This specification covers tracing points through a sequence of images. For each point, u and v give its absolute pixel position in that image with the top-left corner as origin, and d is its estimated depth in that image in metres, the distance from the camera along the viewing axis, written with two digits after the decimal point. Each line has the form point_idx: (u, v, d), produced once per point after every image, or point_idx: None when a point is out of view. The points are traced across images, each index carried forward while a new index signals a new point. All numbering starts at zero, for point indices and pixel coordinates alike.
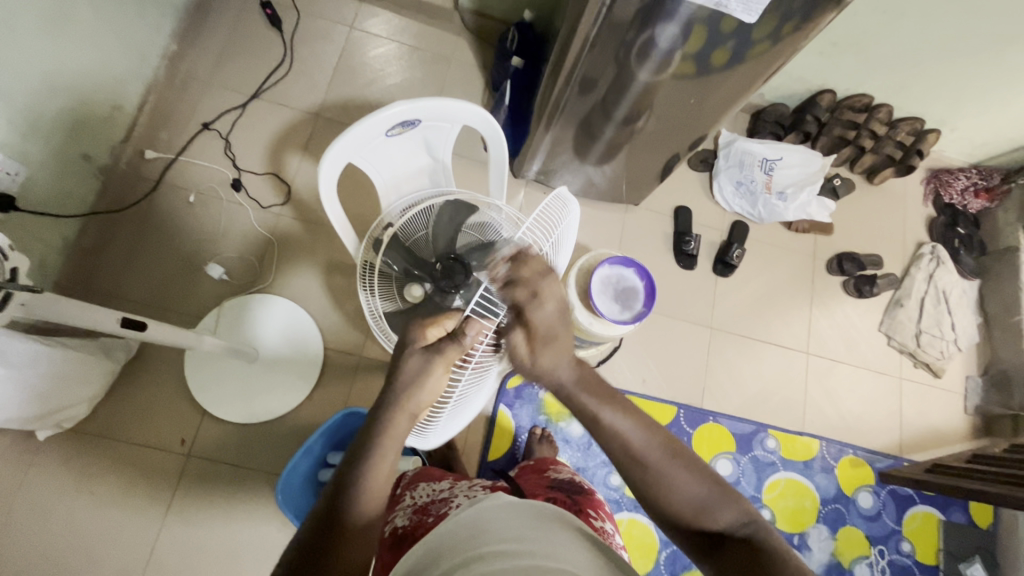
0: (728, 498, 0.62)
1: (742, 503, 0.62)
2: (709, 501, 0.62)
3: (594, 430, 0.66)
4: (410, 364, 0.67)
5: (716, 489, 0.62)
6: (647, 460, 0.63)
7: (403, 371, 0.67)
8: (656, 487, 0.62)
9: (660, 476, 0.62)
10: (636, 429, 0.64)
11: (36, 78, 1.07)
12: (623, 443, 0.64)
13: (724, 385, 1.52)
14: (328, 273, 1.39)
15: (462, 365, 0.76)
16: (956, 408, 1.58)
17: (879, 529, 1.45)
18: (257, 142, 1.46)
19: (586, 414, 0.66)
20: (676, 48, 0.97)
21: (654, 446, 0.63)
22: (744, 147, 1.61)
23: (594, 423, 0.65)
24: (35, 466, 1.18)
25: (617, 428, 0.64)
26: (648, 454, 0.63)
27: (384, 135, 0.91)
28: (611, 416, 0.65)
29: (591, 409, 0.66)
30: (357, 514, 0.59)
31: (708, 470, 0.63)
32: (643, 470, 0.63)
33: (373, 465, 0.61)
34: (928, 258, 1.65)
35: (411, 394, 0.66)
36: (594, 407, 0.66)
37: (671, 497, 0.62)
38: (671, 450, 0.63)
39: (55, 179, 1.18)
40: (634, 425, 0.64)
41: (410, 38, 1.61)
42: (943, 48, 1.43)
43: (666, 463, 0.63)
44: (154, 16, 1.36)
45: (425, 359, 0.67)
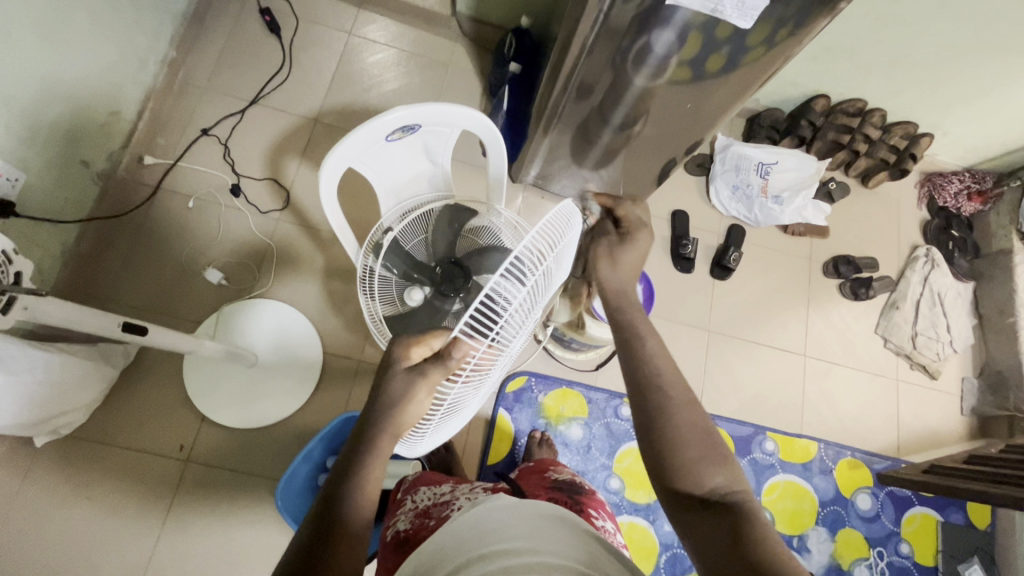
0: (720, 463, 0.63)
1: (735, 472, 0.63)
2: (702, 458, 0.63)
3: (626, 349, 0.72)
4: (395, 381, 0.67)
5: (711, 449, 0.64)
6: (667, 394, 0.66)
7: (388, 388, 0.67)
8: (661, 417, 0.65)
9: (669, 407, 0.66)
10: (665, 364, 0.70)
11: (36, 85, 1.08)
12: (649, 367, 0.69)
13: (723, 388, 1.52)
14: (327, 278, 1.40)
15: (451, 379, 0.69)
16: (953, 410, 1.59)
17: (878, 530, 1.45)
18: (256, 147, 1.47)
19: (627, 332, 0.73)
20: (672, 54, 0.98)
21: (675, 384, 0.68)
22: (740, 151, 1.63)
23: (630, 341, 0.72)
24: (32, 473, 1.17)
25: (649, 356, 0.70)
26: (669, 388, 0.67)
27: (385, 140, 0.92)
28: (650, 342, 0.71)
29: (631, 335, 0.73)
30: (351, 523, 0.61)
31: (712, 431, 0.65)
32: (655, 397, 0.66)
33: (362, 481, 0.65)
34: (922, 260, 1.67)
35: (396, 408, 0.66)
36: (635, 333, 0.73)
37: (674, 434, 0.64)
38: (687, 397, 0.67)
39: (55, 184, 1.18)
40: (664, 360, 0.70)
41: (408, 44, 1.63)
42: (934, 54, 1.45)
43: (679, 402, 0.66)
44: (154, 23, 1.37)
45: (409, 380, 0.66)
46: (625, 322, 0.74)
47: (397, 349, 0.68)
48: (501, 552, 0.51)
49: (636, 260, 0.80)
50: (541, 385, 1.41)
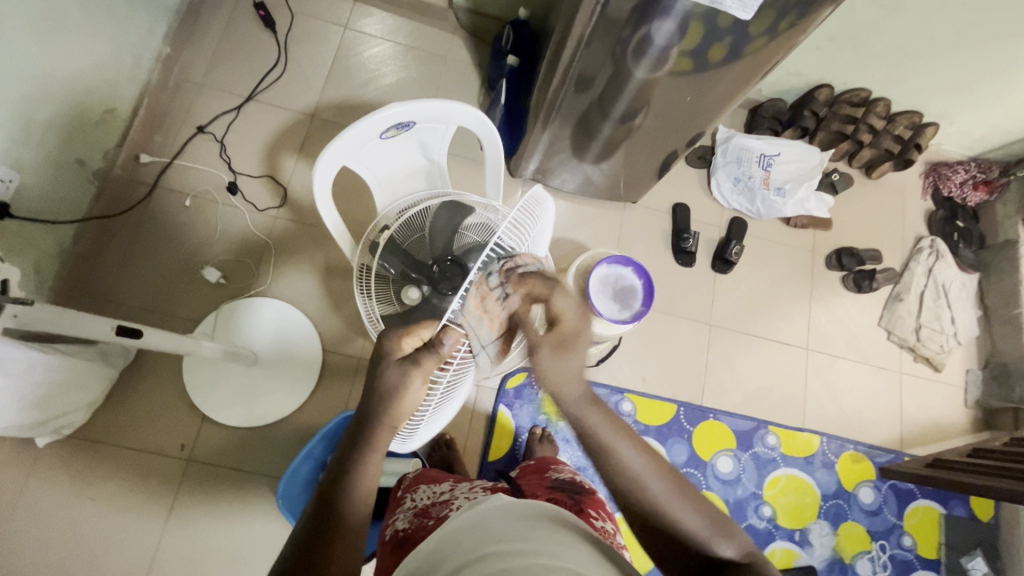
0: (727, 531, 0.63)
1: (740, 537, 0.63)
2: (714, 534, 0.63)
3: (602, 460, 0.66)
4: (388, 374, 0.67)
5: (714, 521, 0.64)
6: (657, 496, 0.64)
7: (381, 380, 0.67)
8: (666, 514, 0.63)
9: (671, 508, 0.63)
10: (647, 465, 0.65)
11: (29, 84, 1.07)
12: (633, 475, 0.64)
13: (724, 382, 1.52)
14: (325, 275, 1.39)
15: (440, 371, 0.71)
16: (957, 402, 1.58)
17: (880, 524, 1.45)
18: (253, 144, 1.46)
19: (600, 442, 0.66)
20: (673, 45, 0.96)
21: (660, 478, 0.65)
22: (742, 143, 1.61)
23: (604, 452, 0.66)
24: (35, 473, 1.18)
25: (626, 460, 0.65)
26: (654, 486, 0.64)
27: (379, 137, 0.90)
28: (623, 446, 0.66)
29: (605, 439, 0.66)
30: (350, 518, 0.62)
31: (706, 506, 0.65)
32: (651, 502, 0.64)
33: (359, 474, 0.64)
34: (927, 252, 1.65)
35: (389, 403, 0.66)
36: (605, 436, 0.66)
37: (681, 529, 0.63)
38: (678, 487, 0.65)
39: (50, 185, 1.17)
40: (643, 460, 0.66)
41: (404, 37, 1.60)
42: (941, 41, 1.42)
43: (671, 497, 0.64)
44: (147, 19, 1.35)
45: (402, 372, 0.66)
46: (590, 431, 0.67)
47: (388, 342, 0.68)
48: (497, 553, 0.50)
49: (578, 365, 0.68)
50: None
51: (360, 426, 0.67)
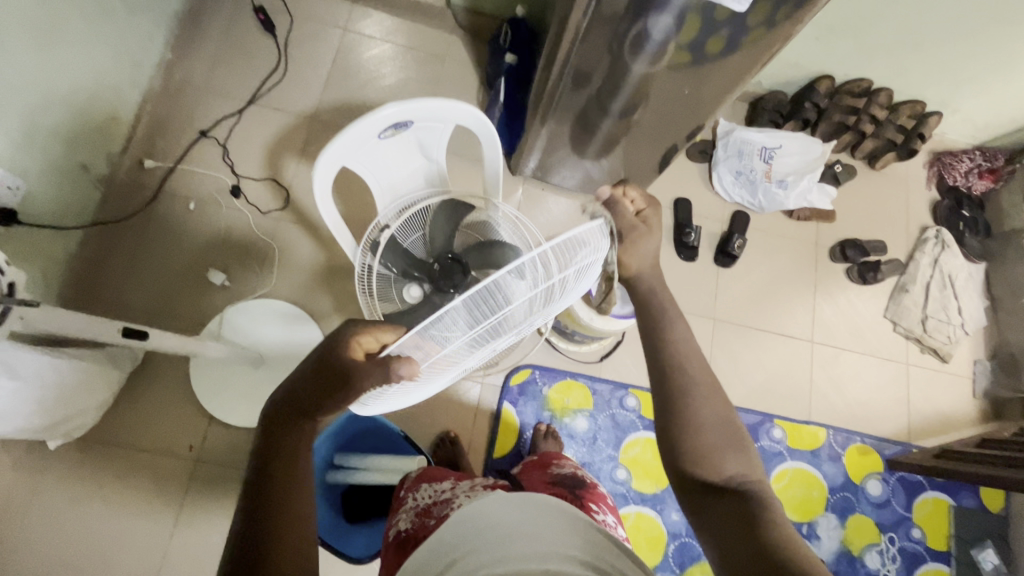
0: (738, 453, 0.67)
1: (751, 463, 0.67)
2: (722, 445, 0.67)
3: (654, 335, 0.73)
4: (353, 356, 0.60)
5: (729, 438, 0.67)
6: (690, 381, 0.69)
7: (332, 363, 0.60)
8: (686, 401, 0.68)
9: (694, 398, 0.68)
10: (694, 359, 0.71)
11: (32, 91, 1.08)
12: (672, 354, 0.71)
13: (729, 376, 1.51)
14: (329, 276, 1.40)
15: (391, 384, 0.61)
16: (965, 393, 1.57)
17: (889, 516, 1.44)
18: (255, 147, 1.47)
19: (658, 322, 0.74)
20: (670, 38, 0.96)
21: (700, 372, 0.70)
22: (743, 136, 1.60)
23: (660, 331, 0.73)
24: (46, 475, 1.19)
25: (674, 340, 0.73)
26: (691, 372, 0.70)
27: (378, 137, 0.91)
28: (680, 333, 0.73)
29: (666, 324, 0.74)
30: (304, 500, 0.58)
31: (732, 420, 0.69)
32: (682, 385, 0.69)
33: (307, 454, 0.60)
34: (932, 242, 1.64)
35: (343, 382, 0.60)
36: (666, 318, 0.74)
37: (698, 419, 0.67)
38: (710, 386, 0.70)
39: (55, 190, 1.19)
40: (694, 353, 0.72)
41: (403, 37, 1.61)
42: (943, 28, 1.41)
43: (703, 391, 0.69)
44: (147, 25, 1.37)
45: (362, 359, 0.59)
46: (658, 308, 0.75)
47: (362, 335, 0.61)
48: (471, 553, 0.51)
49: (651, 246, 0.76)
50: (545, 378, 1.41)
51: (305, 409, 0.61)
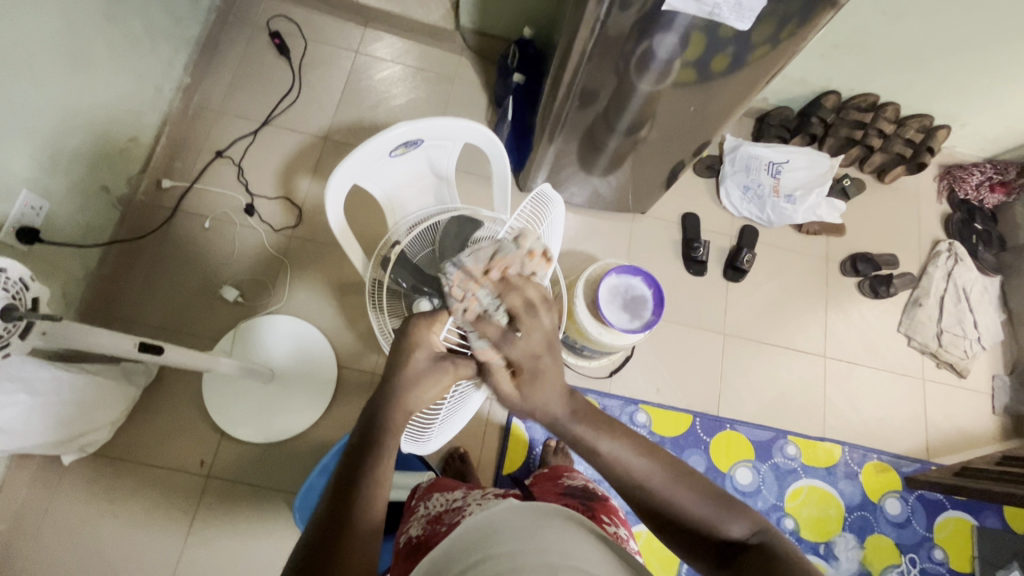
0: (735, 511, 0.61)
1: (752, 514, 0.61)
2: (717, 518, 0.61)
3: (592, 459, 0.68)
4: (411, 367, 0.72)
5: (720, 503, 0.62)
6: (651, 485, 0.64)
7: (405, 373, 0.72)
8: (665, 505, 0.63)
9: (671, 497, 0.63)
10: (637, 458, 0.66)
11: (57, 115, 1.12)
12: (623, 470, 0.65)
13: (742, 392, 1.50)
14: (340, 292, 1.42)
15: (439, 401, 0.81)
16: (984, 410, 1.54)
17: (909, 536, 1.40)
18: (270, 167, 1.50)
19: (584, 443, 0.68)
20: (676, 57, 0.99)
21: (654, 464, 0.65)
22: (750, 151, 1.60)
23: (592, 453, 0.68)
24: (60, 490, 1.20)
25: (614, 455, 0.66)
26: (647, 481, 0.64)
27: (388, 155, 0.93)
28: (610, 445, 0.67)
29: (589, 440, 0.68)
30: (369, 518, 0.59)
31: (708, 485, 0.64)
32: (647, 494, 0.64)
33: (376, 481, 0.62)
34: (945, 255, 1.62)
35: (405, 396, 0.71)
36: (591, 436, 0.68)
37: (681, 513, 0.62)
38: (677, 472, 0.64)
39: (78, 211, 1.23)
40: (632, 454, 0.66)
41: (413, 59, 1.65)
42: (947, 42, 1.42)
43: (668, 483, 0.64)
44: (168, 50, 1.42)
45: (433, 366, 0.73)
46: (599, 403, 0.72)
47: (421, 332, 0.74)
48: (490, 556, 0.51)
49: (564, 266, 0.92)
50: None
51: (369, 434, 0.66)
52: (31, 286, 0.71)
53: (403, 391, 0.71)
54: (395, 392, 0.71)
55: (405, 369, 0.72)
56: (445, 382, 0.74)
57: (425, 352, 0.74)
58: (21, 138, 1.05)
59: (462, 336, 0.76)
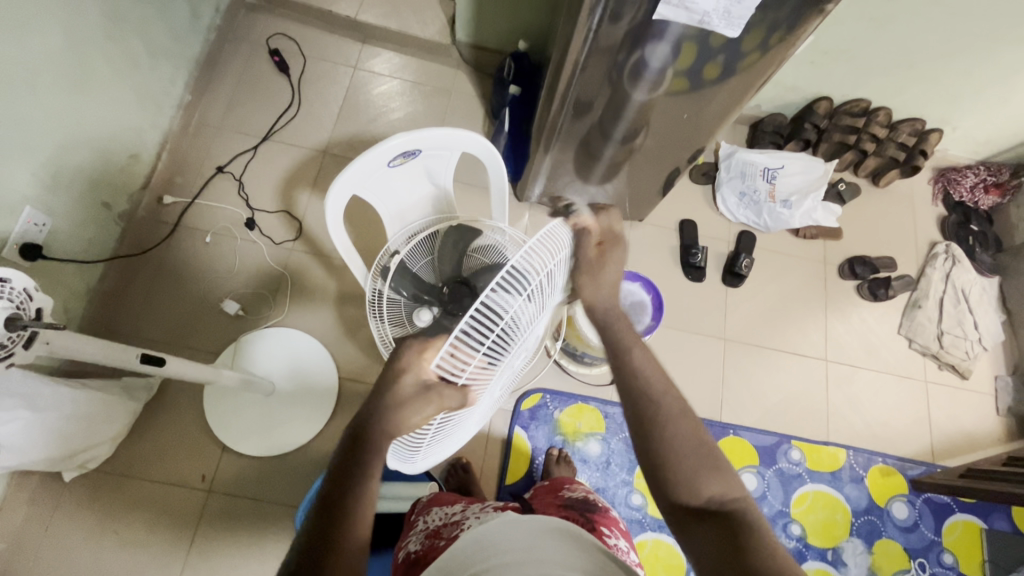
0: (719, 474, 0.63)
1: (735, 483, 0.63)
2: (701, 472, 0.63)
3: (617, 364, 0.69)
4: (398, 391, 0.61)
5: (710, 459, 0.64)
6: (657, 407, 0.65)
7: (389, 392, 0.61)
8: (660, 430, 0.64)
9: (666, 427, 0.64)
10: (656, 378, 0.67)
11: (59, 134, 1.14)
12: (635, 381, 0.67)
13: (744, 397, 1.49)
14: (340, 305, 1.42)
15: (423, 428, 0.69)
16: (988, 411, 1.53)
17: (918, 541, 1.39)
18: (270, 181, 1.52)
19: (619, 343, 0.69)
20: (667, 66, 1.00)
21: (667, 394, 0.66)
22: (745, 158, 1.62)
23: (619, 356, 0.69)
24: (61, 506, 1.20)
25: (638, 368, 0.67)
26: (657, 399, 0.66)
27: (387, 166, 0.94)
28: (639, 353, 0.69)
29: (624, 343, 0.69)
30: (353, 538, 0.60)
31: (708, 439, 0.65)
32: (647, 416, 0.65)
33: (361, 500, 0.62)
34: (942, 257, 1.63)
35: (391, 420, 0.61)
36: (625, 341, 0.69)
37: (672, 448, 0.63)
38: (681, 410, 0.66)
39: (80, 227, 1.24)
40: (655, 373, 0.68)
41: (410, 74, 1.68)
42: (935, 47, 1.44)
43: (674, 415, 0.65)
44: (169, 69, 1.44)
45: (420, 389, 0.60)
46: (614, 335, 0.70)
47: (409, 355, 0.61)
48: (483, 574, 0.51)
49: (617, 277, 0.69)
50: (557, 402, 1.40)
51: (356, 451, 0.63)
52: (35, 297, 0.71)
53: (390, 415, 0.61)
54: (381, 417, 0.62)
55: (391, 392, 0.61)
56: (430, 415, 0.60)
57: None
58: (24, 157, 1.07)
59: (454, 369, 0.59)
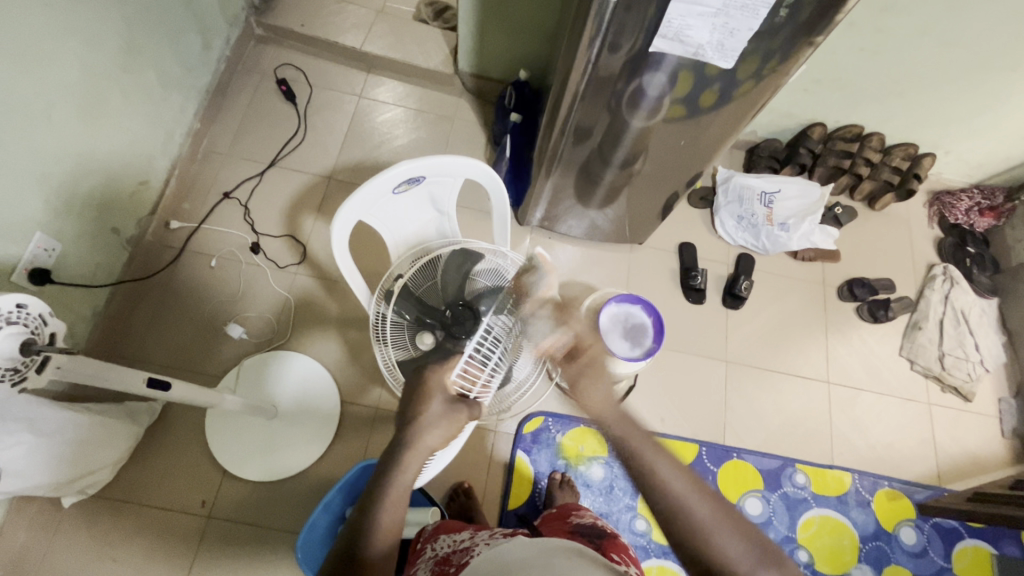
0: (775, 564, 0.60)
1: (790, 569, 0.60)
2: (757, 568, 0.59)
3: (645, 480, 0.64)
4: (429, 409, 0.73)
5: (763, 552, 0.60)
6: (699, 518, 0.62)
7: (422, 412, 0.73)
8: (707, 542, 0.61)
9: (714, 534, 0.61)
10: (690, 488, 0.63)
11: (73, 161, 1.17)
12: (672, 496, 0.63)
13: (746, 420, 1.48)
14: (343, 329, 1.43)
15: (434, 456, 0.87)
16: (993, 433, 1.52)
17: (927, 567, 1.36)
18: (275, 207, 1.55)
19: (642, 463, 0.65)
20: (665, 94, 1.03)
21: (702, 499, 0.63)
22: (743, 181, 1.65)
23: (647, 474, 0.64)
24: (59, 533, 1.18)
25: (668, 480, 0.63)
26: (696, 509, 0.62)
27: (392, 192, 0.97)
28: (668, 469, 0.64)
29: (648, 459, 0.65)
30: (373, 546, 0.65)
31: (753, 531, 0.62)
32: (691, 528, 0.61)
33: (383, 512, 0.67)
34: (941, 279, 1.64)
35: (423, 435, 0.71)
36: (648, 457, 0.65)
37: (724, 556, 0.60)
38: (721, 510, 0.63)
39: (89, 252, 1.26)
40: (687, 483, 0.64)
41: (414, 102, 1.73)
42: (925, 75, 1.48)
43: (715, 523, 0.62)
44: (181, 98, 1.49)
45: (445, 408, 0.74)
46: (630, 449, 0.66)
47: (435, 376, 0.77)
48: None
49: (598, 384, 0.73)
50: (559, 425, 1.40)
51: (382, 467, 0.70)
52: (50, 322, 0.72)
53: (419, 432, 0.71)
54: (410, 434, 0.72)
55: (422, 412, 0.73)
56: (463, 422, 0.75)
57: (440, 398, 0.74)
58: (38, 184, 1.10)
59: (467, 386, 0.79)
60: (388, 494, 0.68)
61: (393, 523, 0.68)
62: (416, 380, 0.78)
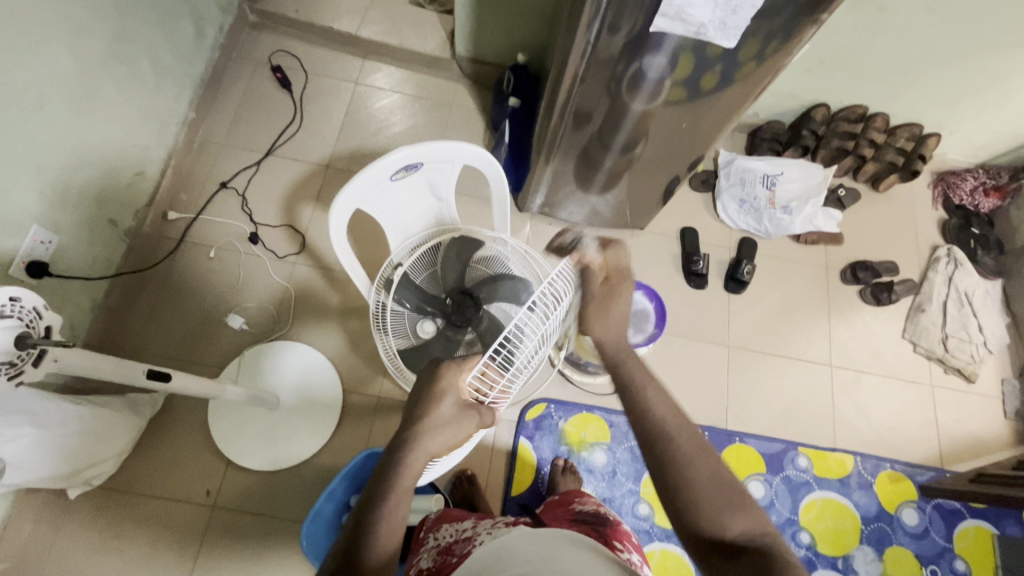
0: (744, 509, 0.61)
1: (760, 517, 0.62)
2: (725, 508, 0.61)
3: (631, 398, 0.69)
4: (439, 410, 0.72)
5: (734, 497, 0.62)
6: (677, 446, 0.64)
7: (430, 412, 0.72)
8: (677, 471, 0.63)
9: (684, 466, 0.63)
10: (671, 416, 0.67)
11: (67, 152, 1.16)
12: (653, 419, 0.67)
13: (749, 405, 1.48)
14: (344, 319, 1.43)
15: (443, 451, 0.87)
16: (996, 414, 1.52)
17: (929, 547, 1.37)
18: (273, 197, 1.53)
19: (633, 380, 0.70)
20: (666, 76, 1.01)
21: (682, 432, 0.66)
22: (745, 165, 1.64)
23: (634, 393, 0.69)
24: (67, 524, 1.19)
25: (652, 402, 0.68)
26: (673, 436, 0.65)
27: (390, 179, 0.95)
28: (654, 391, 0.69)
29: (638, 380, 0.70)
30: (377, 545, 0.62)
31: (729, 476, 0.64)
32: (665, 451, 0.64)
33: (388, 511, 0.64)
34: (945, 261, 1.63)
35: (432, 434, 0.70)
36: (639, 380, 0.70)
37: (693, 487, 0.62)
38: (698, 448, 0.65)
39: (87, 244, 1.25)
40: (670, 409, 0.67)
41: (411, 88, 1.70)
42: (931, 54, 1.46)
43: (691, 456, 0.64)
44: (174, 87, 1.46)
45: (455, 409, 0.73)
46: (626, 372, 0.72)
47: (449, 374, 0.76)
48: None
49: (619, 314, 0.77)
50: (561, 412, 1.40)
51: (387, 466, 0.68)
52: (45, 315, 0.72)
53: (427, 430, 0.70)
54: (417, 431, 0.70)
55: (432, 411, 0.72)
56: (472, 428, 0.74)
57: (442, 389, 0.74)
58: (32, 176, 1.08)
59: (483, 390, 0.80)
60: (393, 493, 0.65)
61: (397, 523, 0.65)
62: (425, 381, 0.76)
